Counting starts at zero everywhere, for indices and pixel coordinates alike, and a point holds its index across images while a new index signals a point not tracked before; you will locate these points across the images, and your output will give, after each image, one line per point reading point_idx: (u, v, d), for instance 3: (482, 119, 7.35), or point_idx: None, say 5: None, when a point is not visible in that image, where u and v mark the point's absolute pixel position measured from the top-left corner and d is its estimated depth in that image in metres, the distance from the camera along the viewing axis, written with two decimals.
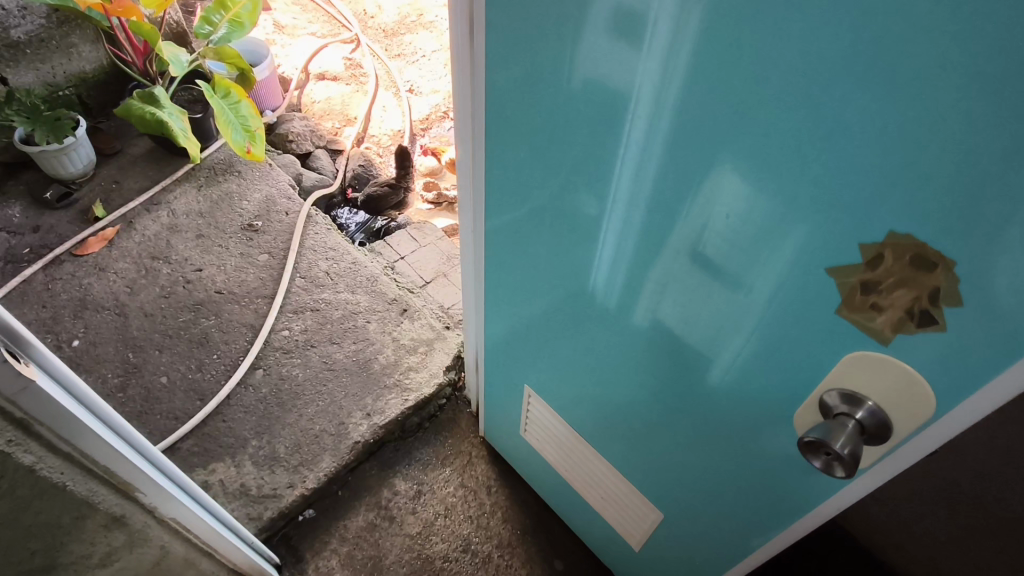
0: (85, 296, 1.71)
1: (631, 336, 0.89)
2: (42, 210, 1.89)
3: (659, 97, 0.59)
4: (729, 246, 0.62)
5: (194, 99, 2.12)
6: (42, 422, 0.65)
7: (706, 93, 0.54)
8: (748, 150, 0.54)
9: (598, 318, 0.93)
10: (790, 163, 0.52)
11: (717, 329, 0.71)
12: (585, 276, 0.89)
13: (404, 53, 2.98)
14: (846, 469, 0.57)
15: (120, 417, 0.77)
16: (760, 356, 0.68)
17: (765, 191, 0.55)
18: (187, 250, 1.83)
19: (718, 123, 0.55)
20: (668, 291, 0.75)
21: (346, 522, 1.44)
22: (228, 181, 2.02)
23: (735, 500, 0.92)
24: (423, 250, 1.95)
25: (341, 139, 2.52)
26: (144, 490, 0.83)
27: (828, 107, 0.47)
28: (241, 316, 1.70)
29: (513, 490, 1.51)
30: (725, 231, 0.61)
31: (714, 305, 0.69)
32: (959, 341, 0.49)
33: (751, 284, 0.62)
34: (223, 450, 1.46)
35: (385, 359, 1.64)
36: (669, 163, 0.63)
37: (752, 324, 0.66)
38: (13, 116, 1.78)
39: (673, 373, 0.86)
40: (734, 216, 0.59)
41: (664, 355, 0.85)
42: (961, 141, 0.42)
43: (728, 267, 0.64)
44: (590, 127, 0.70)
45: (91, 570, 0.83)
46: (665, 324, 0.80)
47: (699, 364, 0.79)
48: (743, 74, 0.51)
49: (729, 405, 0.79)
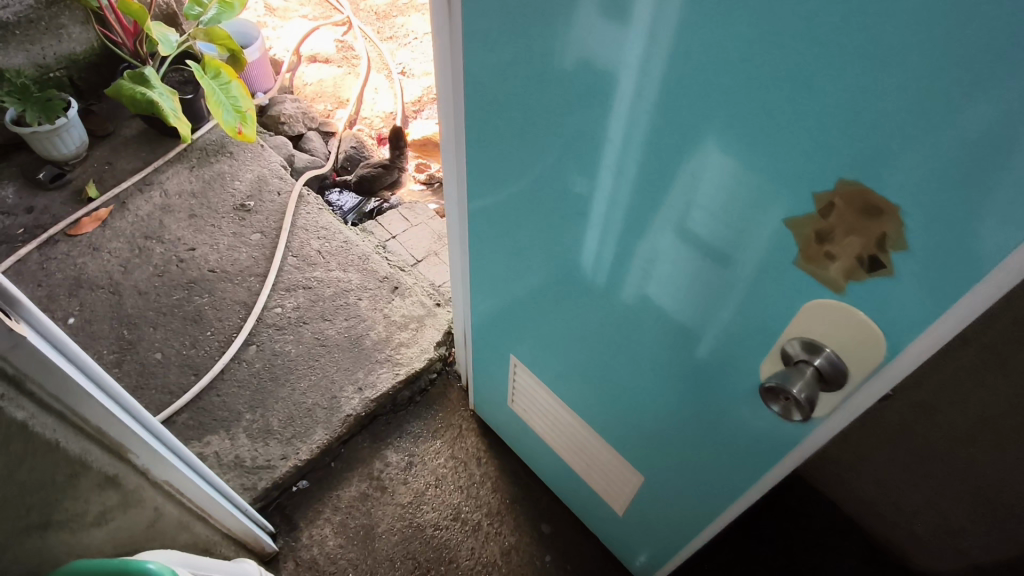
0: (79, 275, 1.73)
1: (618, 310, 0.91)
2: (35, 190, 1.91)
3: (642, 73, 0.61)
4: (710, 220, 0.64)
5: (185, 80, 2.12)
6: (34, 378, 0.67)
7: (687, 67, 0.56)
8: (726, 123, 0.56)
9: (586, 292, 0.95)
10: (767, 137, 0.54)
11: (705, 304, 0.73)
12: (572, 253, 0.92)
13: (396, 36, 2.98)
14: (803, 413, 0.61)
15: (109, 378, 0.79)
16: (739, 326, 0.70)
17: (745, 164, 0.57)
18: (180, 230, 1.84)
19: (698, 98, 0.57)
20: (656, 267, 0.78)
21: (339, 492, 1.47)
22: (220, 162, 2.03)
23: (712, 461, 0.94)
24: (414, 229, 1.97)
25: (333, 121, 2.54)
26: (139, 452, 0.88)
27: (797, 82, 0.49)
28: (234, 294, 1.72)
29: (502, 461, 1.54)
30: (709, 205, 0.63)
31: (699, 279, 0.71)
32: (907, 288, 0.52)
33: (731, 256, 0.65)
34: (217, 423, 1.49)
35: (376, 335, 1.67)
36: (657, 139, 0.64)
37: (734, 295, 0.68)
38: (4, 96, 1.80)
39: (659, 344, 0.88)
40: (716, 190, 0.61)
41: (651, 330, 0.87)
42: (913, 102, 0.44)
43: (709, 241, 0.66)
44: (578, 104, 0.71)
45: (89, 530, 0.83)
46: (653, 300, 0.83)
47: (684, 337, 0.82)
48: (722, 47, 0.52)
49: (707, 369, 0.82)
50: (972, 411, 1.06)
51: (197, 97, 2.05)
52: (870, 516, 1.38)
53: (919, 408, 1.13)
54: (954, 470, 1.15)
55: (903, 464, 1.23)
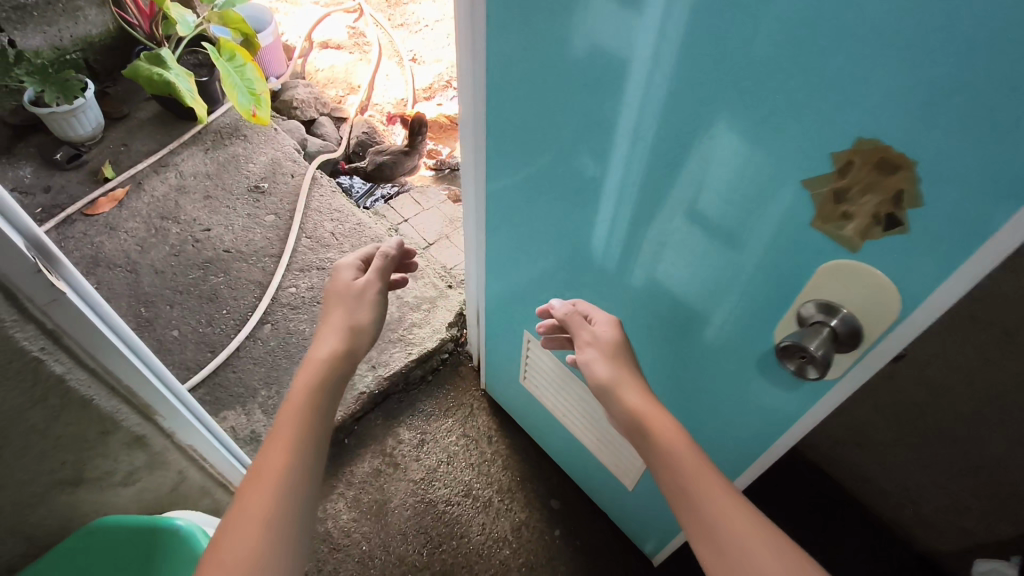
0: (97, 254, 1.75)
1: (626, 291, 0.93)
2: (52, 170, 1.93)
3: (655, 60, 0.63)
4: (723, 203, 0.67)
5: (200, 63, 2.14)
6: (70, 333, 0.69)
7: (696, 58, 0.58)
8: (738, 107, 0.58)
9: (595, 273, 0.97)
10: (775, 123, 0.56)
11: (713, 283, 0.76)
12: (583, 237, 0.94)
13: (407, 23, 2.99)
14: (819, 370, 0.63)
15: (140, 340, 0.81)
16: (751, 305, 0.73)
17: (755, 149, 0.59)
18: (195, 210, 1.87)
19: (710, 84, 0.59)
20: (666, 249, 0.80)
21: (352, 468, 1.49)
22: (234, 145, 2.05)
23: (720, 435, 0.96)
24: (426, 212, 1.99)
25: (345, 107, 2.55)
26: (164, 414, 0.88)
27: (805, 69, 0.51)
28: (249, 274, 1.74)
29: (514, 440, 1.56)
30: (720, 187, 0.66)
31: (710, 261, 0.74)
32: (915, 250, 0.53)
33: (744, 238, 0.67)
34: (233, 399, 1.52)
35: (389, 316, 1.69)
36: (668, 126, 0.67)
37: (745, 276, 0.71)
38: (23, 77, 1.81)
39: (666, 323, 0.90)
40: (729, 175, 0.64)
41: (659, 310, 0.90)
42: (921, 88, 0.45)
43: (722, 224, 0.69)
44: (592, 90, 0.73)
45: (115, 488, 0.88)
46: (662, 281, 0.85)
47: (693, 319, 0.84)
48: (733, 37, 0.54)
49: (716, 349, 0.84)
50: (980, 390, 1.07)
51: (212, 80, 2.06)
52: (876, 496, 1.40)
53: (926, 388, 1.15)
54: (961, 451, 1.17)
55: (910, 443, 1.24)
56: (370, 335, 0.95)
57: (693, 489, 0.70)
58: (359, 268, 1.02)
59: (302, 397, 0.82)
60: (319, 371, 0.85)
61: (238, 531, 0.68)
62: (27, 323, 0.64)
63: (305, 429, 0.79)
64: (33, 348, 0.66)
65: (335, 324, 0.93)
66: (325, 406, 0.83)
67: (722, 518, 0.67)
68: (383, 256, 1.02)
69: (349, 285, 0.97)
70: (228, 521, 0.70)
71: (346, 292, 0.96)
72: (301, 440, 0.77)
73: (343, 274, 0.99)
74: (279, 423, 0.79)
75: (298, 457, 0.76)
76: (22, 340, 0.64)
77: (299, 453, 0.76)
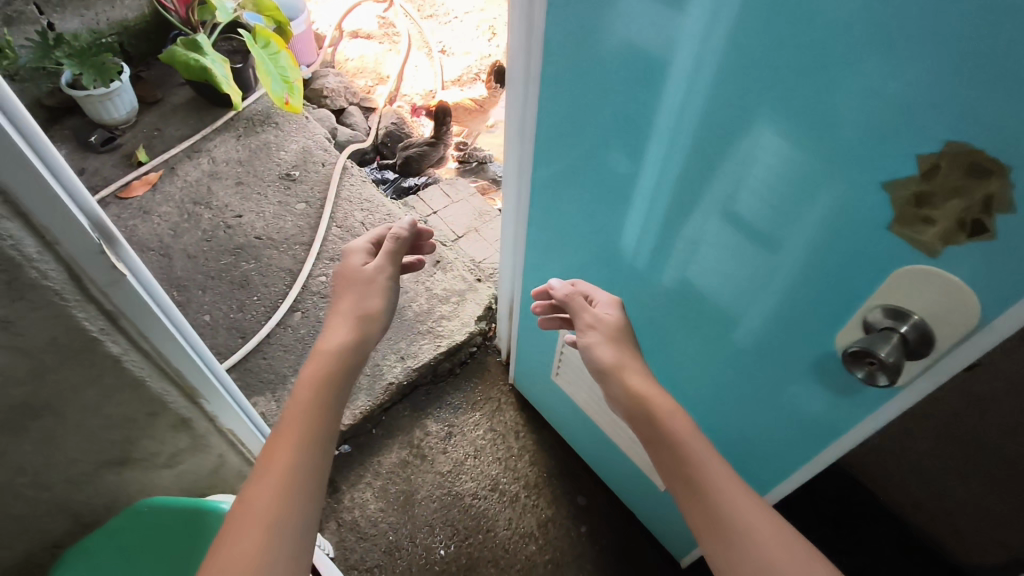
0: (130, 236, 1.76)
1: (655, 291, 0.93)
2: (87, 153, 1.94)
3: (698, 60, 0.62)
4: (764, 205, 0.66)
5: (234, 49, 2.14)
6: (127, 315, 0.69)
7: (741, 59, 0.58)
8: (784, 109, 0.57)
9: (623, 272, 0.97)
10: (824, 125, 0.55)
11: (748, 284, 0.76)
12: (615, 236, 0.93)
13: (437, 14, 2.97)
14: (889, 377, 0.61)
15: (189, 324, 0.81)
16: (787, 308, 0.72)
17: (800, 151, 0.59)
18: (227, 196, 1.87)
19: (755, 84, 0.58)
20: (698, 249, 0.79)
21: (380, 458, 1.49)
22: (266, 132, 2.05)
23: (758, 444, 0.94)
24: (455, 205, 1.98)
25: (374, 97, 2.55)
26: (210, 399, 0.88)
27: (860, 73, 0.50)
28: (280, 261, 1.74)
29: (541, 436, 1.56)
30: (760, 188, 0.65)
31: (747, 263, 0.74)
32: (983, 259, 0.52)
33: (785, 241, 0.67)
34: (264, 385, 1.52)
35: (418, 307, 1.69)
36: (708, 126, 0.66)
37: (784, 280, 0.70)
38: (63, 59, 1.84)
39: (695, 324, 0.89)
40: (774, 176, 0.63)
41: (688, 310, 0.89)
42: (985, 96, 0.44)
43: (763, 227, 0.68)
44: (629, 88, 0.72)
45: (159, 470, 0.88)
46: (693, 281, 0.84)
47: (724, 321, 0.83)
48: (782, 40, 0.53)
49: (751, 352, 0.83)
50: None
51: (246, 67, 2.06)
52: (910, 507, 1.37)
53: (971, 399, 1.12)
54: (1004, 464, 1.14)
55: (951, 454, 1.22)
56: (381, 322, 0.94)
57: (705, 487, 0.71)
58: (369, 251, 1.01)
59: (309, 392, 0.82)
60: (325, 367, 0.85)
61: (241, 527, 0.68)
62: (89, 302, 0.64)
63: (312, 426, 0.78)
64: (93, 328, 0.66)
65: (344, 316, 0.92)
66: (333, 401, 0.83)
67: (738, 514, 0.68)
68: (393, 238, 1.01)
69: (359, 273, 0.96)
70: (233, 517, 0.70)
71: (354, 285, 0.95)
72: (306, 435, 0.77)
73: (353, 262, 0.98)
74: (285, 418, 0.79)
75: (304, 454, 0.75)
76: (83, 318, 0.64)
77: (304, 451, 0.76)
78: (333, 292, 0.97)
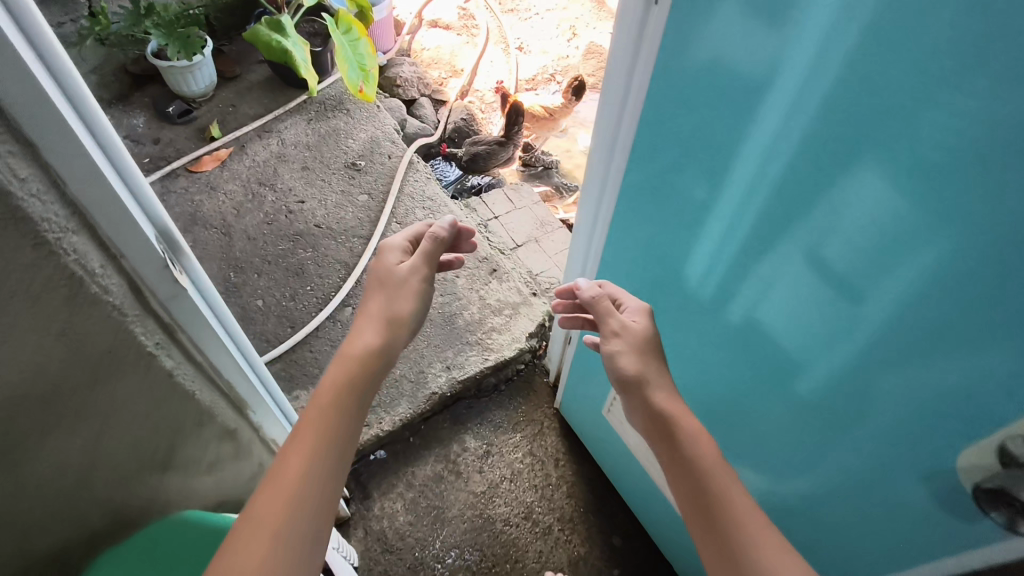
0: (195, 212, 1.78)
1: (714, 331, 0.85)
2: (163, 123, 1.97)
3: (807, 81, 0.54)
4: (855, 251, 0.59)
5: (315, 32, 2.13)
6: (184, 328, 0.66)
7: (856, 84, 0.50)
8: (902, 148, 0.50)
9: (680, 307, 0.89)
10: (947, 171, 0.48)
11: (823, 337, 0.68)
12: (675, 261, 0.85)
13: (517, 9, 2.91)
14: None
15: (241, 333, 0.79)
16: (863, 368, 0.64)
17: (912, 197, 0.51)
18: (292, 180, 1.86)
19: (867, 116, 0.51)
20: (770, 291, 0.72)
21: (415, 469, 1.46)
22: (336, 118, 2.03)
23: (831, 541, 0.84)
24: (517, 212, 1.92)
25: (446, 90, 2.51)
26: (255, 409, 0.86)
27: (1004, 117, 0.42)
28: (336, 253, 1.72)
29: (582, 468, 1.49)
30: (854, 232, 0.58)
31: (824, 314, 0.66)
32: None
33: (872, 294, 0.59)
34: (308, 379, 1.51)
35: (470, 316, 1.64)
36: (801, 156, 0.59)
37: (866, 338, 0.62)
38: (151, 30, 1.83)
39: (756, 373, 0.81)
40: (870, 221, 0.56)
41: (748, 356, 0.81)
42: None
43: (849, 275, 0.60)
44: (713, 108, 0.65)
45: (199, 475, 0.86)
46: (758, 325, 0.77)
47: (787, 370, 0.76)
48: (910, 69, 0.46)
49: (814, 408, 0.75)
50: None
51: (325, 51, 2.05)
52: None
53: None
54: None
55: None
56: (410, 328, 0.88)
57: (717, 516, 0.70)
58: (405, 250, 0.95)
59: (326, 400, 0.77)
60: (345, 375, 0.80)
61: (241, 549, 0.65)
62: (147, 316, 0.61)
63: (324, 441, 0.73)
64: (150, 343, 0.62)
65: (373, 319, 0.86)
66: (351, 413, 0.77)
67: (753, 548, 0.67)
68: (431, 238, 0.93)
69: (392, 271, 0.90)
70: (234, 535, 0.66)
71: (386, 286, 0.89)
72: (317, 451, 0.72)
73: (388, 257, 0.92)
74: (298, 428, 0.75)
75: (313, 472, 0.71)
76: (139, 333, 0.61)
77: (314, 468, 0.71)
78: (365, 288, 0.91)
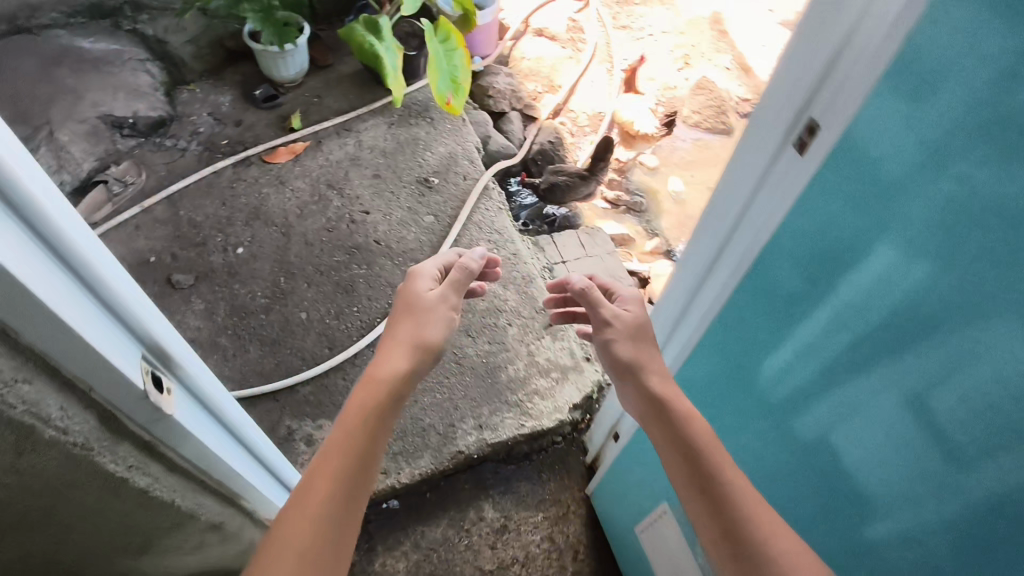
0: (259, 205, 1.73)
1: (769, 441, 0.74)
2: (248, 105, 1.94)
3: (967, 204, 0.43)
4: (982, 411, 0.48)
5: (414, 32, 2.03)
6: (166, 444, 0.58)
7: None
8: None
9: (736, 405, 0.78)
10: None
11: (911, 493, 0.56)
12: (729, 366, 0.76)
13: (631, 26, 2.72)
14: None
15: (243, 418, 0.72)
16: (971, 545, 0.52)
17: None
18: (361, 187, 1.79)
19: None
20: (850, 423, 0.60)
21: (424, 529, 1.37)
22: (418, 126, 1.94)
23: None
24: (587, 261, 1.78)
25: (539, 105, 2.37)
26: (249, 497, 0.79)
27: None
28: (390, 275, 1.64)
29: (602, 569, 1.36)
30: (987, 390, 0.47)
31: (920, 467, 0.55)
32: None
33: (985, 468, 0.49)
34: (335, 409, 1.43)
35: (514, 372, 1.52)
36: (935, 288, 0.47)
37: (971, 510, 0.51)
38: (247, 12, 1.76)
39: (809, 502, 0.70)
40: (988, 379, 0.46)
41: (805, 481, 0.70)
42: None
43: (973, 437, 0.49)
44: (820, 208, 0.54)
45: (182, 555, 0.77)
46: (824, 453, 0.65)
47: (852, 513, 0.64)
48: None
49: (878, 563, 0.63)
50: None
51: (419, 56, 1.97)
52: None
53: None
54: None
55: None
56: (435, 355, 0.89)
57: (730, 514, 0.67)
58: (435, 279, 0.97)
59: (344, 428, 0.75)
60: (365, 401, 0.78)
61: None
62: (118, 441, 0.52)
63: (341, 472, 0.72)
64: (119, 468, 0.53)
65: (400, 345, 0.86)
66: (370, 442, 0.76)
67: (768, 547, 0.64)
68: (461, 268, 0.96)
69: (422, 292, 0.93)
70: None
71: (414, 309, 0.90)
72: (332, 485, 0.70)
73: (420, 277, 0.95)
74: (318, 460, 0.73)
75: (326, 508, 0.69)
76: (107, 462, 0.52)
77: (329, 500, 0.70)
78: (392, 314, 0.92)
